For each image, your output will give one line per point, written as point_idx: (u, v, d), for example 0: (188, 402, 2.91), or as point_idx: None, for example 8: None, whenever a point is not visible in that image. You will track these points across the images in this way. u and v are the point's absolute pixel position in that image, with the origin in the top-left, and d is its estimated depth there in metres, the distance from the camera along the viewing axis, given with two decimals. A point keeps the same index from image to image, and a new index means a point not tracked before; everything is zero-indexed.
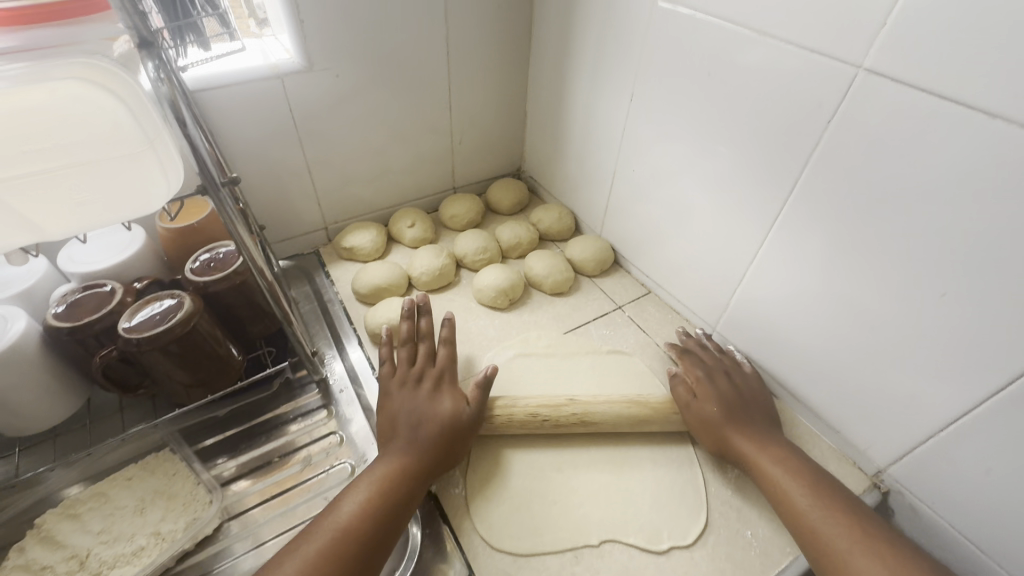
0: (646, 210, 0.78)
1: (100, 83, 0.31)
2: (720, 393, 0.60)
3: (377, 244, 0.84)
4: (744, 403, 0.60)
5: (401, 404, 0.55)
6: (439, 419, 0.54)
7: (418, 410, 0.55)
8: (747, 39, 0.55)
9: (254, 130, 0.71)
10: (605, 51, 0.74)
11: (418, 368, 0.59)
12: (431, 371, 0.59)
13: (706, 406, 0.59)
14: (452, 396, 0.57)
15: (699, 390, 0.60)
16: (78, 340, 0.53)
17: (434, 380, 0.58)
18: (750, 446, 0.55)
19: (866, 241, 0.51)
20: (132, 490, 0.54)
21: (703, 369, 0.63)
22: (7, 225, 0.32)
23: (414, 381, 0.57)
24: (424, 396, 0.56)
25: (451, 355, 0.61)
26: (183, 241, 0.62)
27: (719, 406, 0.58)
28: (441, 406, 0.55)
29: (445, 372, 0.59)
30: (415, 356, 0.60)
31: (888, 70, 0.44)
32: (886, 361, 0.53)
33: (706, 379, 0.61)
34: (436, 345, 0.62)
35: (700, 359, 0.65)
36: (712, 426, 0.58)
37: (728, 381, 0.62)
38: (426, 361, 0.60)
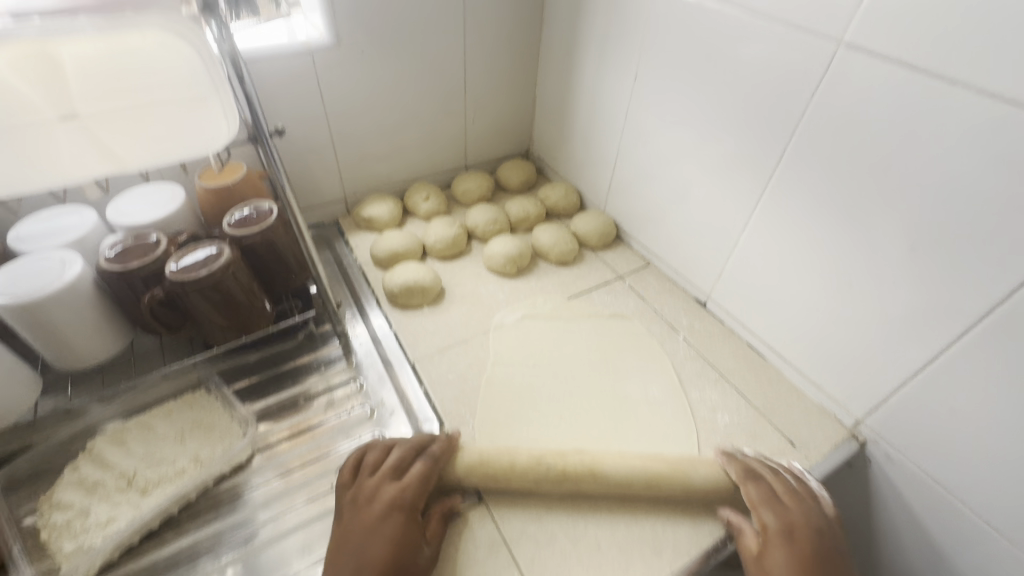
0: (649, 187, 0.82)
1: (175, 34, 0.36)
2: (796, 552, 0.47)
3: (394, 215, 0.89)
4: (834, 574, 0.46)
5: (348, 531, 0.48)
6: (382, 559, 0.46)
7: (364, 542, 0.47)
8: (742, 20, 0.60)
9: (283, 102, 0.76)
10: (610, 35, 0.79)
11: (375, 483, 0.51)
12: (389, 488, 0.51)
13: (778, 569, 0.47)
14: (405, 526, 0.49)
15: (768, 549, 0.48)
16: (127, 283, 0.59)
17: (390, 501, 0.50)
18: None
19: (845, 204, 0.56)
20: (172, 422, 0.60)
21: (782, 517, 0.50)
22: (94, 149, 0.39)
23: (367, 500, 0.50)
24: (373, 521, 0.48)
25: (426, 476, 0.53)
26: (220, 201, 0.67)
27: (793, 570, 0.46)
28: (388, 538, 0.47)
29: (406, 492, 0.51)
30: (381, 464, 0.53)
31: (865, 44, 0.50)
32: (865, 315, 0.58)
33: (784, 535, 0.49)
34: (410, 458, 0.54)
35: (784, 503, 0.51)
36: None
37: (801, 540, 0.48)
38: (389, 473, 0.52)
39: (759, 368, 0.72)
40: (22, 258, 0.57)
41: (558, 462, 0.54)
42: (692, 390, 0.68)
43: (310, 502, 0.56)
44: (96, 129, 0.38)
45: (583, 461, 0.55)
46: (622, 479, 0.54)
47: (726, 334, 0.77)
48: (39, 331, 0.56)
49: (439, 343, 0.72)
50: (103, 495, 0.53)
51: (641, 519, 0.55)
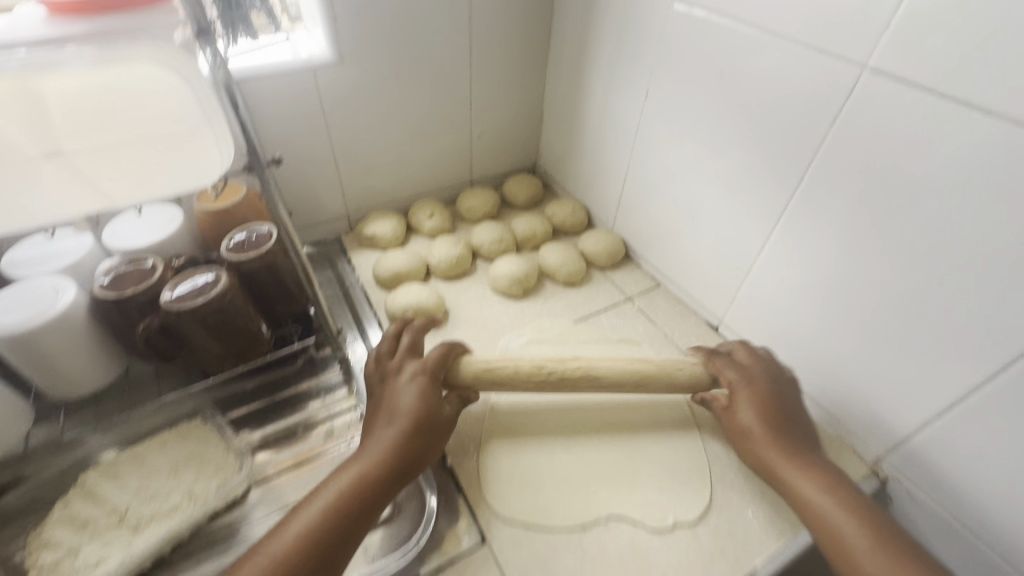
0: (659, 206, 0.80)
1: (167, 67, 0.35)
2: (753, 404, 0.57)
3: (397, 233, 0.87)
4: (781, 416, 0.57)
5: (379, 395, 0.57)
6: (409, 413, 0.54)
7: (394, 398, 0.56)
8: (758, 39, 0.57)
9: (285, 119, 0.74)
10: (621, 50, 0.77)
11: (397, 364, 0.59)
12: (410, 364, 0.59)
13: (746, 416, 0.57)
14: (426, 391, 0.56)
15: (739, 402, 0.58)
16: (121, 311, 0.57)
17: (413, 373, 0.58)
18: (778, 461, 0.54)
19: (867, 234, 0.54)
20: (166, 454, 0.58)
21: (744, 375, 0.59)
22: (80, 190, 0.37)
23: (392, 375, 0.58)
24: (398, 389, 0.57)
25: (443, 355, 0.60)
26: (218, 223, 0.66)
27: (756, 416, 0.57)
28: (413, 399, 0.55)
29: (427, 365, 0.59)
30: (396, 350, 0.62)
31: (891, 69, 0.47)
32: (888, 348, 0.55)
33: (747, 388, 0.58)
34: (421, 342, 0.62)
35: (744, 366, 0.60)
36: (751, 437, 0.56)
37: (765, 390, 0.58)
38: (407, 354, 0.61)
39: None
40: (15, 284, 0.55)
41: (553, 370, 0.60)
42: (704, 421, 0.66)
43: None
44: (82, 164, 0.36)
45: (578, 369, 0.60)
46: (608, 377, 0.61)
47: None
48: (31, 360, 0.54)
49: None
50: (93, 533, 0.52)
51: (652, 563, 0.53)
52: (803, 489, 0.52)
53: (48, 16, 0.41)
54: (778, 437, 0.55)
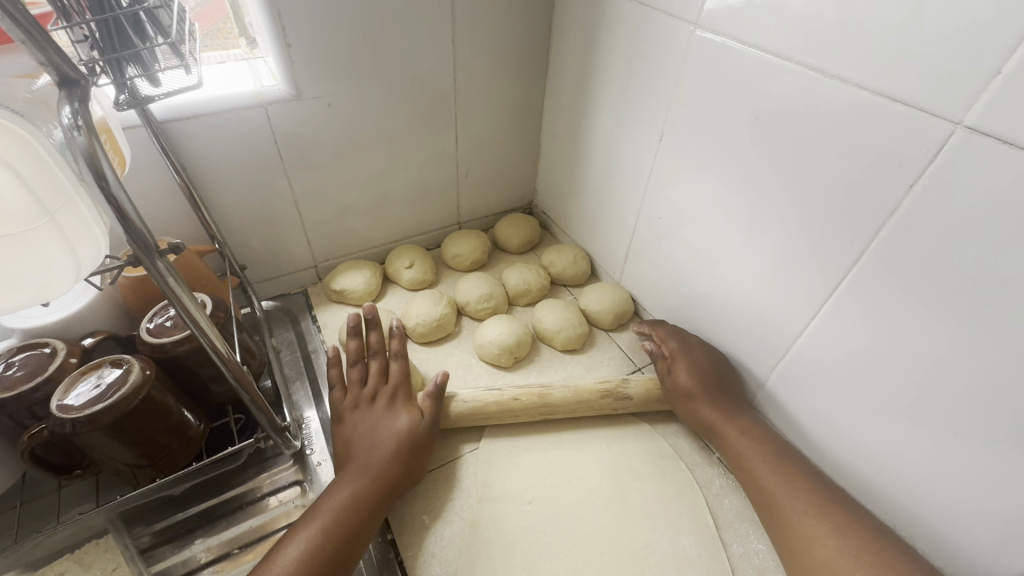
0: (674, 261, 0.69)
1: None
2: (694, 363, 0.61)
3: (371, 287, 0.76)
4: (715, 371, 0.60)
5: (354, 425, 0.54)
6: (395, 435, 0.53)
7: (374, 428, 0.54)
8: (804, 78, 0.46)
9: (234, 161, 0.63)
10: (630, 80, 0.66)
11: (370, 389, 0.57)
12: (382, 389, 0.57)
13: (681, 376, 0.60)
14: (406, 411, 0.55)
15: (674, 365, 0.62)
16: (6, 414, 0.46)
17: (387, 397, 0.56)
18: (716, 415, 0.58)
19: (947, 331, 0.42)
20: None
21: (680, 341, 0.63)
22: None
23: (366, 402, 0.56)
24: (377, 415, 0.55)
25: (406, 372, 0.59)
26: (145, 290, 0.55)
27: (691, 375, 0.60)
28: (397, 422, 0.54)
29: (399, 388, 0.58)
30: (367, 376, 0.58)
31: (998, 130, 0.35)
32: (976, 474, 0.43)
33: (681, 352, 0.62)
34: (387, 360, 0.59)
35: (681, 333, 0.65)
36: (686, 395, 0.60)
37: (700, 352, 0.62)
38: (378, 377, 0.58)
39: None
40: None
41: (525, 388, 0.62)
42: (732, 539, 0.54)
43: None
44: None
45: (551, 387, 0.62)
46: (583, 393, 0.62)
47: None
48: None
49: None
50: None
51: None
52: (736, 443, 0.56)
53: None
54: (716, 394, 0.59)
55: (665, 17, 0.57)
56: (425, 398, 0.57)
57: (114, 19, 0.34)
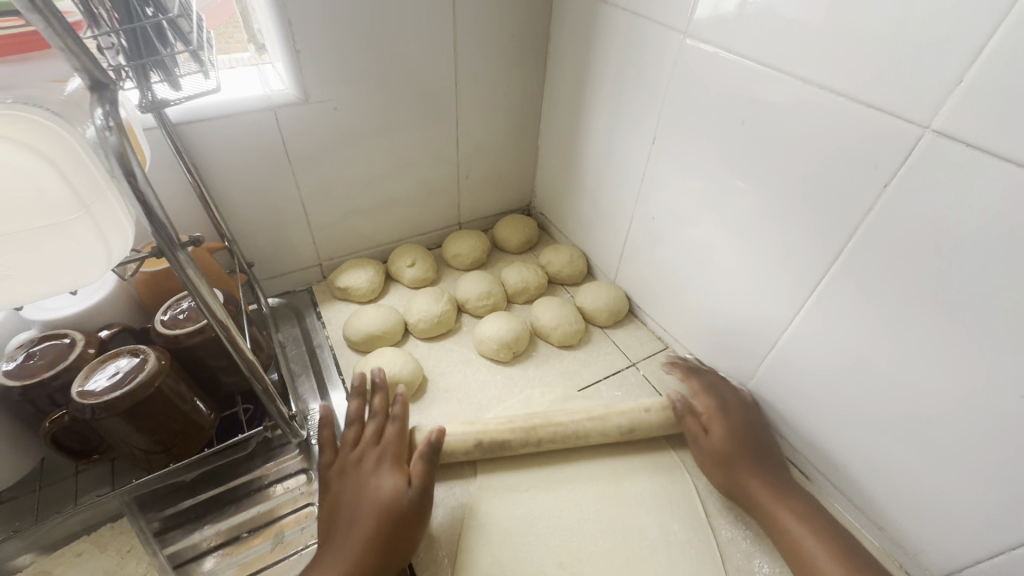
0: (666, 259, 0.71)
1: (17, 143, 0.28)
2: (732, 424, 0.59)
3: (374, 284, 0.78)
4: (753, 436, 0.58)
5: (339, 492, 0.51)
6: (379, 502, 0.49)
7: (357, 494, 0.50)
8: (785, 83, 0.48)
9: (244, 163, 0.65)
10: (624, 86, 0.68)
11: (359, 452, 0.54)
12: (372, 451, 0.54)
13: (718, 436, 0.58)
14: (393, 475, 0.51)
15: (710, 423, 0.59)
16: (29, 400, 0.48)
17: (375, 459, 0.53)
18: (762, 490, 0.55)
19: (920, 323, 0.44)
20: (82, 569, 0.49)
21: (715, 398, 0.61)
22: None
23: (353, 465, 0.53)
24: (362, 479, 0.51)
25: (402, 434, 0.56)
26: (158, 285, 0.58)
27: (728, 436, 0.58)
28: (382, 487, 0.50)
29: (389, 451, 0.54)
30: (359, 437, 0.56)
31: (962, 133, 0.38)
32: (949, 460, 0.45)
33: (718, 409, 0.60)
34: (382, 423, 0.57)
35: (716, 383, 0.63)
36: (722, 458, 0.57)
37: (741, 412, 0.60)
38: (369, 440, 0.55)
39: None
40: None
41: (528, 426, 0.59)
42: (721, 525, 0.56)
43: None
44: None
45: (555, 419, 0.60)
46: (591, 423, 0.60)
47: None
48: None
49: None
50: None
51: None
52: (782, 518, 0.53)
53: None
54: (757, 460, 0.56)
55: (656, 26, 0.60)
56: (417, 462, 0.53)
57: (140, 29, 0.36)
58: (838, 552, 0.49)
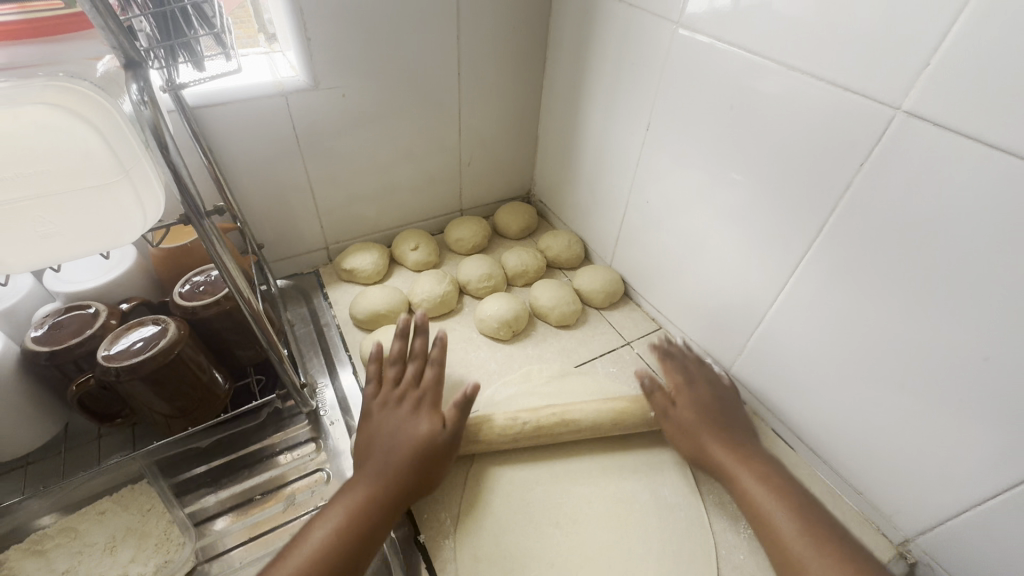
0: (659, 242, 0.74)
1: (67, 110, 0.30)
2: (698, 399, 0.61)
3: (379, 267, 0.81)
4: (722, 409, 0.60)
5: (378, 425, 0.54)
6: (415, 440, 0.52)
7: (395, 430, 0.53)
8: (771, 70, 0.51)
9: (255, 146, 0.68)
10: (620, 75, 0.71)
11: (400, 391, 0.57)
12: (412, 394, 0.57)
13: (683, 410, 0.60)
14: (430, 417, 0.54)
15: (677, 398, 0.61)
16: (56, 366, 0.51)
17: (414, 403, 0.56)
18: (726, 453, 0.56)
19: (892, 294, 0.48)
20: (104, 526, 0.52)
21: (683, 375, 0.64)
22: None
23: (393, 404, 0.56)
24: (401, 417, 0.54)
25: (439, 380, 0.59)
26: (174, 261, 0.60)
27: (694, 409, 0.60)
28: (419, 427, 0.53)
29: (427, 394, 0.57)
30: (400, 378, 0.59)
31: (930, 114, 0.41)
32: (920, 422, 0.49)
33: (684, 386, 0.62)
34: (422, 366, 0.60)
35: (690, 367, 0.65)
36: (688, 429, 0.58)
37: (709, 389, 0.62)
38: (410, 382, 0.58)
39: (786, 462, 0.63)
40: None
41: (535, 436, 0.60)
42: (708, 491, 0.60)
43: None
44: None
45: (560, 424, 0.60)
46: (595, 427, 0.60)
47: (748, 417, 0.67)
48: None
49: None
50: None
51: None
52: (750, 489, 0.52)
53: None
54: (720, 430, 0.58)
55: (651, 17, 0.63)
56: (451, 408, 0.56)
57: (169, 12, 0.39)
58: (800, 513, 0.50)
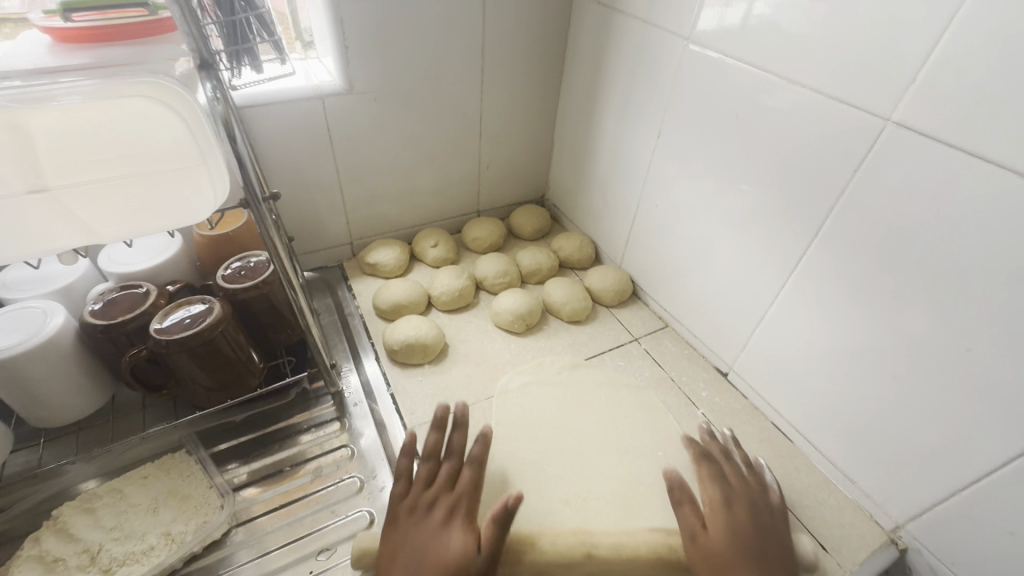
0: (667, 245, 0.78)
1: (161, 101, 0.34)
2: (735, 525, 0.48)
3: (400, 262, 0.86)
4: (766, 544, 0.47)
5: (404, 538, 0.46)
6: (443, 563, 0.43)
7: (420, 546, 0.45)
8: (777, 85, 0.55)
9: (293, 145, 0.73)
10: (634, 87, 0.76)
11: (430, 494, 0.49)
12: (444, 497, 0.49)
13: (717, 537, 0.47)
14: (462, 532, 0.46)
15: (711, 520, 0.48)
16: (110, 338, 0.55)
17: (446, 508, 0.48)
18: None
19: (883, 291, 0.51)
20: (147, 489, 0.56)
21: (722, 491, 0.51)
22: (67, 230, 0.36)
23: (423, 509, 0.48)
24: (429, 529, 0.46)
25: (476, 484, 0.51)
26: (217, 248, 0.65)
27: (729, 538, 0.47)
28: (448, 545, 0.44)
29: (461, 500, 0.49)
30: (433, 479, 0.51)
31: (917, 123, 0.45)
32: (909, 411, 0.52)
33: (721, 505, 0.50)
34: (458, 464, 0.52)
35: (729, 484, 0.52)
36: (718, 565, 0.45)
37: (751, 515, 0.49)
38: (443, 485, 0.50)
39: (785, 453, 0.66)
40: (5, 308, 0.55)
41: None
42: None
43: None
44: (68, 203, 0.35)
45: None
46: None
47: (749, 411, 0.70)
48: (15, 388, 0.53)
49: None
50: (63, 574, 0.49)
51: None
52: None
53: (52, 44, 0.42)
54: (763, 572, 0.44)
55: (664, 33, 0.68)
56: (490, 522, 0.45)
57: (238, 21, 0.52)
58: None
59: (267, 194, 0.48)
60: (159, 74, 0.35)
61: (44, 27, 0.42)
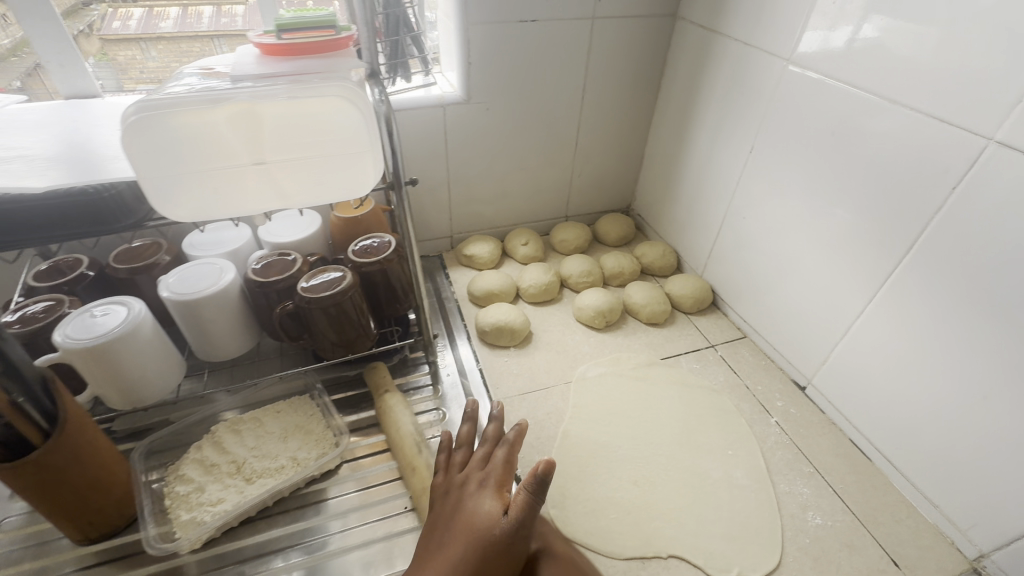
0: (751, 258, 0.80)
1: (348, 100, 0.44)
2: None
3: (493, 255, 0.94)
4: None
5: (439, 511, 0.46)
6: (470, 529, 0.43)
7: (451, 517, 0.45)
8: (880, 106, 0.57)
9: (415, 145, 0.84)
10: (729, 105, 0.79)
11: (463, 474, 0.49)
12: (475, 475, 0.48)
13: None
14: (490, 502, 0.45)
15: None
16: (264, 293, 0.68)
17: (478, 482, 0.47)
18: None
19: (972, 311, 0.52)
20: (279, 421, 0.67)
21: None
22: (270, 196, 0.47)
23: (455, 488, 0.48)
24: (461, 502, 0.46)
25: (509, 460, 0.49)
26: (347, 229, 0.76)
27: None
28: (476, 514, 0.44)
29: (493, 475, 0.48)
30: (469, 462, 0.51)
31: (1019, 144, 0.46)
32: (998, 435, 0.51)
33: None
34: (490, 449, 0.51)
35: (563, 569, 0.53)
36: None
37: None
38: (476, 465, 0.50)
39: (861, 470, 0.65)
40: (191, 262, 0.68)
41: None
42: (780, 480, 0.64)
43: (383, 520, 0.60)
44: (274, 174, 0.46)
45: None
46: None
47: (826, 425, 0.70)
48: (194, 326, 0.66)
49: (521, 387, 0.74)
50: (216, 476, 0.61)
51: None
52: None
53: (260, 54, 0.54)
54: None
55: (764, 55, 0.71)
56: (520, 492, 0.43)
57: (397, 41, 0.68)
58: None
59: (407, 179, 0.59)
60: (345, 82, 0.46)
61: (256, 42, 0.54)
